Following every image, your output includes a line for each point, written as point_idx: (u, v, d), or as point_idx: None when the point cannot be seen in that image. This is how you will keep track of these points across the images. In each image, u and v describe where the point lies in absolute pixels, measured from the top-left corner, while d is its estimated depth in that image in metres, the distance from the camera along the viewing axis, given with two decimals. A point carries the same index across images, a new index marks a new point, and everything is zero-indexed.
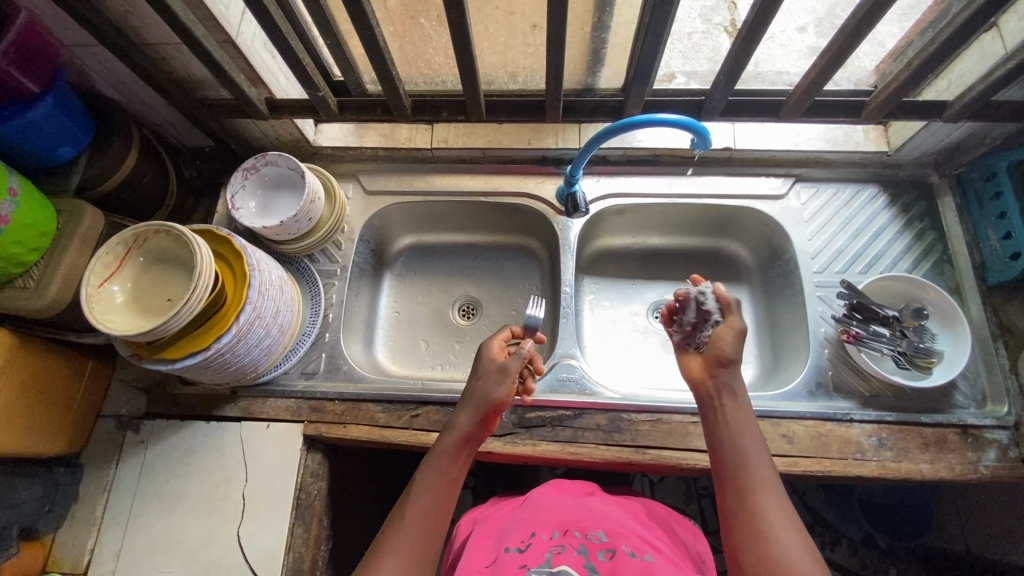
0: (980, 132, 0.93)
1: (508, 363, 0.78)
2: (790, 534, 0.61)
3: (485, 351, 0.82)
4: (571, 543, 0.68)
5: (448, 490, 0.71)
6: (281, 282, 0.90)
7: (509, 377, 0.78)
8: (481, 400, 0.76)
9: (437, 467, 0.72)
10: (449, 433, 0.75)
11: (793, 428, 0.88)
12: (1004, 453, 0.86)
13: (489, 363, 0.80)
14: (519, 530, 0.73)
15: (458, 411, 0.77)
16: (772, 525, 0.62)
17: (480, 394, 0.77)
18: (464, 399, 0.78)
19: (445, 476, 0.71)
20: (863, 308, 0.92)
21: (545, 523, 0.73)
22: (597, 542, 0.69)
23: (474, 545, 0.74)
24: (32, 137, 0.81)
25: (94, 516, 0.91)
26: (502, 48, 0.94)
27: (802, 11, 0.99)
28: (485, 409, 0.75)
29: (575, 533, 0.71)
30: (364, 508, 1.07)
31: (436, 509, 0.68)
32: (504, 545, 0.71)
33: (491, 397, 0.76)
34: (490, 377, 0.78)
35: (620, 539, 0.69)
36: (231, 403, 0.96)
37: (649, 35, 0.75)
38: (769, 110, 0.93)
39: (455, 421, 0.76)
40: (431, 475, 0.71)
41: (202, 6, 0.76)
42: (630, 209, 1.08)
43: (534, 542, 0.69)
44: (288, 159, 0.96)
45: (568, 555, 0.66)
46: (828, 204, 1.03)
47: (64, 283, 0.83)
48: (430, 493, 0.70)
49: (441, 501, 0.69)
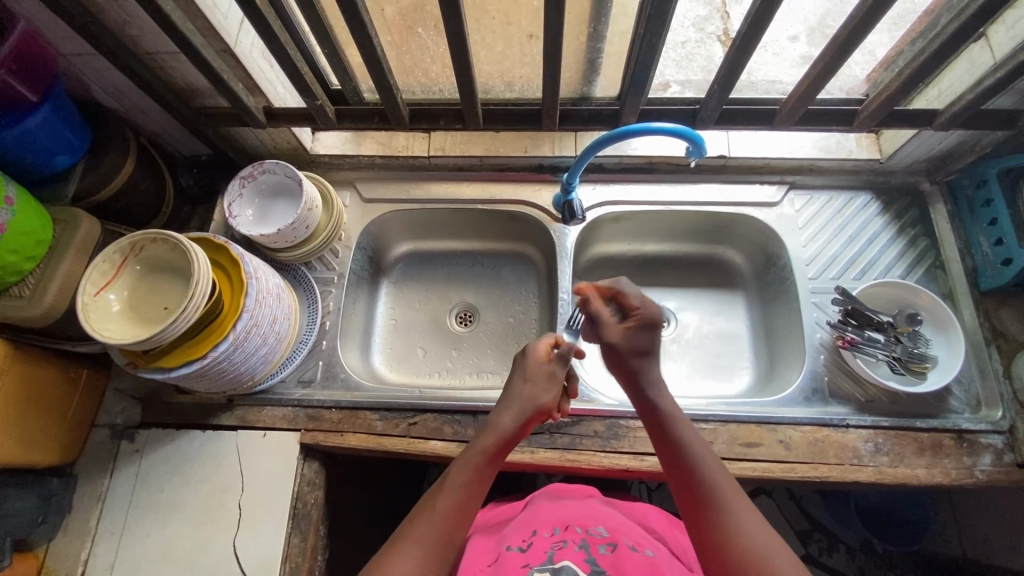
0: (971, 140, 0.94)
1: (555, 370, 0.81)
2: (761, 536, 0.61)
3: (532, 353, 0.82)
4: (572, 538, 0.69)
5: (478, 488, 0.70)
6: (279, 290, 0.90)
7: (555, 387, 0.80)
8: (527, 405, 0.77)
9: (467, 465, 0.71)
10: (490, 434, 0.74)
11: (790, 433, 0.89)
12: (1000, 457, 0.86)
13: (538, 368, 0.81)
14: (520, 530, 0.73)
15: (499, 412, 0.77)
16: (740, 529, 0.62)
17: (528, 398, 0.77)
18: (508, 401, 0.78)
19: (480, 475, 0.71)
20: (857, 313, 0.93)
21: (546, 521, 0.74)
22: (599, 537, 0.70)
23: (475, 546, 0.74)
24: (30, 145, 0.81)
25: (88, 527, 0.90)
26: (499, 58, 0.96)
27: (795, 21, 1.01)
28: (530, 412, 0.77)
29: (576, 529, 0.71)
30: (361, 516, 1.06)
31: (463, 507, 0.68)
32: (506, 544, 0.71)
33: (538, 403, 0.77)
34: (539, 382, 0.79)
35: (621, 535, 0.70)
36: (227, 411, 0.95)
37: (644, 46, 0.76)
38: (763, 119, 0.94)
39: (497, 424, 0.75)
40: (460, 473, 0.70)
41: (201, 15, 0.77)
42: (626, 216, 1.08)
43: (535, 540, 0.70)
44: (286, 167, 0.96)
45: (570, 549, 0.67)
46: (822, 211, 1.04)
47: (61, 292, 0.83)
48: (454, 492, 0.68)
49: (469, 500, 0.69)
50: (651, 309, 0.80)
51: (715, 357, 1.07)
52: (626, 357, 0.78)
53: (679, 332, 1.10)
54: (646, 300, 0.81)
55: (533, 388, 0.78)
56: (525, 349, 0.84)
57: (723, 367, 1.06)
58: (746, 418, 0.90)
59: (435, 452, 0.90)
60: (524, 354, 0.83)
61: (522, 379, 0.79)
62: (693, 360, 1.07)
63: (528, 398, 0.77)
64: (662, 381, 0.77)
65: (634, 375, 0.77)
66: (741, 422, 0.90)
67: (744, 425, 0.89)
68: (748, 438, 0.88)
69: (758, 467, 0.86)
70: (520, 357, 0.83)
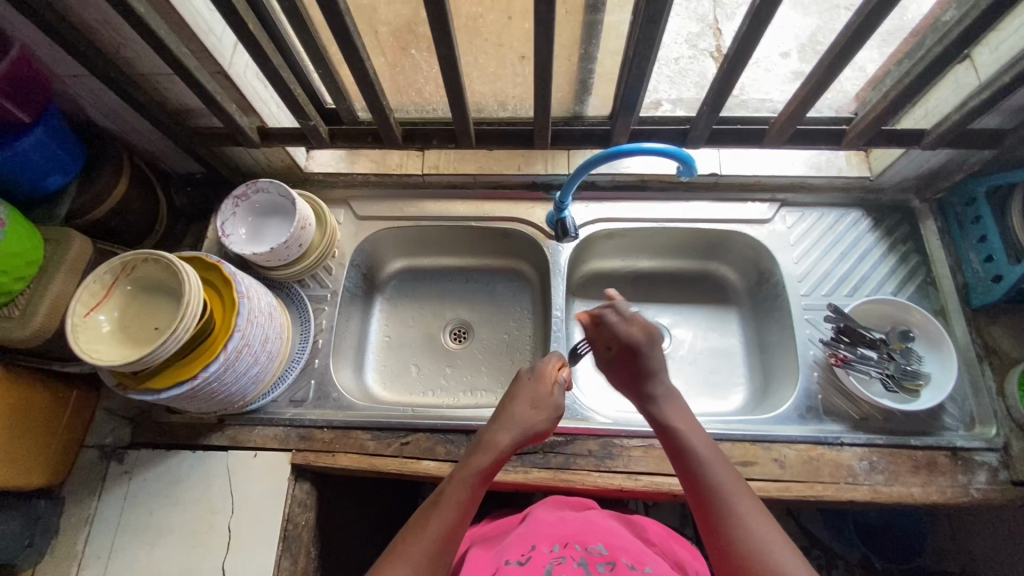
0: (959, 159, 0.95)
1: (560, 400, 0.80)
2: (772, 540, 0.62)
3: (541, 376, 0.80)
4: (571, 555, 0.69)
5: (470, 507, 0.70)
6: (271, 309, 0.90)
7: (554, 413, 0.78)
8: (525, 428, 0.76)
9: (460, 485, 0.70)
10: (487, 452, 0.73)
11: (785, 452, 0.88)
12: (994, 475, 0.86)
13: (544, 393, 0.79)
14: (518, 544, 0.73)
15: (499, 427, 0.76)
16: (751, 535, 0.62)
17: (529, 420, 0.76)
18: (511, 414, 0.77)
19: (470, 496, 0.70)
20: (850, 330, 0.94)
21: (545, 536, 0.73)
22: (598, 555, 0.69)
23: (474, 558, 0.74)
24: (22, 166, 0.81)
25: (74, 551, 0.88)
26: (492, 78, 0.96)
27: (786, 38, 1.03)
28: (527, 436, 0.76)
29: (575, 546, 0.71)
30: (352, 536, 1.04)
31: (456, 526, 0.67)
32: (505, 558, 0.70)
33: (533, 428, 0.76)
34: (542, 407, 0.78)
35: (620, 553, 0.69)
36: (218, 431, 0.94)
37: (634, 69, 0.77)
38: (753, 137, 0.95)
39: (492, 442, 0.74)
40: (453, 492, 0.70)
41: (195, 39, 0.78)
42: (619, 233, 1.09)
43: (533, 555, 0.69)
44: (279, 186, 0.97)
45: (569, 566, 0.67)
46: (814, 228, 1.05)
47: (50, 313, 0.83)
48: (445, 511, 0.68)
49: (459, 520, 0.68)
50: (631, 337, 0.80)
51: (709, 373, 1.07)
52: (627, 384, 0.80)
53: (674, 348, 1.10)
54: (628, 328, 0.80)
55: (535, 411, 0.77)
56: (536, 367, 0.82)
57: (717, 383, 1.06)
58: (740, 436, 0.89)
59: (427, 472, 0.89)
60: (533, 372, 0.81)
61: (525, 401, 0.77)
62: (688, 378, 1.07)
63: (527, 421, 0.76)
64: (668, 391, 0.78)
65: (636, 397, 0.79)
66: (735, 440, 0.89)
67: (738, 444, 0.89)
68: (743, 457, 0.88)
69: (753, 487, 0.85)
70: (526, 374, 0.82)
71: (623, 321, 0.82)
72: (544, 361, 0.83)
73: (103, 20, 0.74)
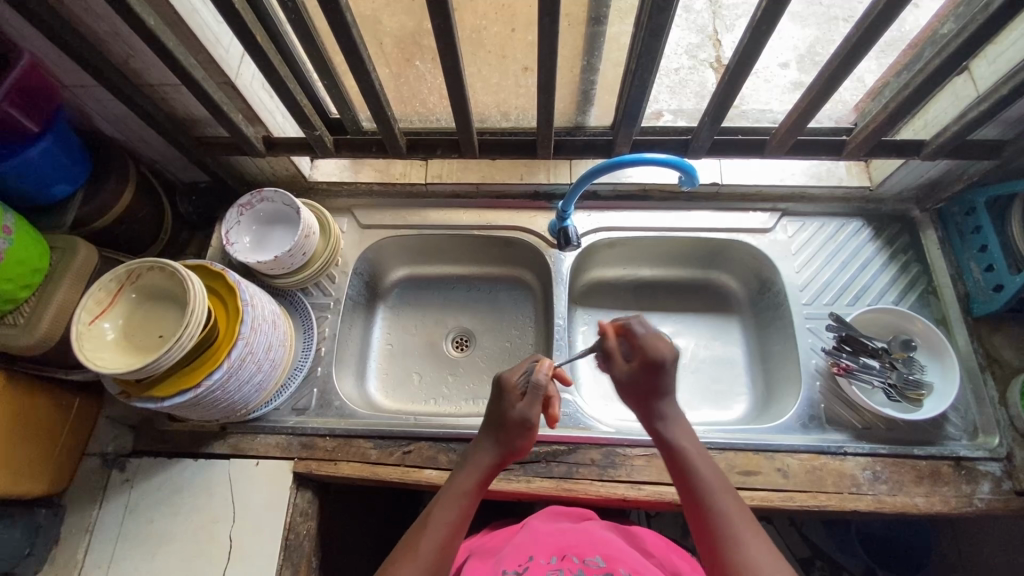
0: (958, 169, 0.96)
1: (527, 414, 0.73)
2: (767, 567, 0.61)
3: (503, 390, 0.75)
4: (569, 568, 0.69)
5: (461, 525, 0.70)
6: (275, 317, 0.90)
7: (530, 430, 0.74)
8: (501, 450, 0.74)
9: (451, 505, 0.70)
10: (470, 473, 0.73)
11: (788, 462, 0.88)
12: (998, 485, 0.86)
13: (511, 413, 0.74)
14: (516, 554, 0.73)
15: (480, 448, 0.75)
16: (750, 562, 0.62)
17: (504, 441, 0.74)
18: (485, 434, 0.76)
19: (461, 514, 0.70)
20: (852, 340, 0.93)
21: (544, 547, 0.73)
22: (596, 566, 0.69)
23: (472, 568, 0.74)
24: (31, 174, 0.82)
25: (74, 561, 0.88)
26: (495, 89, 0.98)
27: (784, 48, 1.05)
28: (505, 455, 0.74)
29: (574, 559, 0.71)
30: (353, 545, 1.04)
31: (448, 545, 0.68)
32: (503, 567, 0.71)
33: (513, 447, 0.74)
34: (508, 424, 0.73)
35: (618, 564, 0.70)
36: (220, 439, 0.95)
37: (637, 82, 0.78)
38: (756, 148, 0.95)
39: (476, 462, 0.74)
40: (443, 513, 0.70)
41: (205, 51, 0.79)
42: (621, 242, 1.09)
43: (531, 566, 0.70)
44: (284, 196, 0.98)
45: None
46: (815, 237, 1.06)
47: (55, 320, 0.83)
48: (436, 532, 0.68)
49: (453, 536, 0.69)
50: (657, 351, 0.74)
51: (712, 382, 1.07)
52: (637, 401, 0.75)
53: None
54: (652, 341, 0.75)
55: (505, 430, 0.74)
56: (497, 381, 0.76)
57: (720, 393, 1.06)
58: (743, 446, 0.89)
59: (430, 481, 0.89)
60: (496, 384, 0.76)
61: (496, 419, 0.75)
62: (690, 387, 1.07)
63: (503, 441, 0.74)
64: (676, 413, 0.75)
65: (643, 413, 0.75)
66: (738, 450, 0.89)
67: (741, 453, 0.89)
68: (746, 466, 0.88)
69: (757, 497, 0.85)
70: (494, 388, 0.77)
71: (648, 333, 0.76)
72: (512, 373, 0.77)
73: (113, 31, 0.75)
